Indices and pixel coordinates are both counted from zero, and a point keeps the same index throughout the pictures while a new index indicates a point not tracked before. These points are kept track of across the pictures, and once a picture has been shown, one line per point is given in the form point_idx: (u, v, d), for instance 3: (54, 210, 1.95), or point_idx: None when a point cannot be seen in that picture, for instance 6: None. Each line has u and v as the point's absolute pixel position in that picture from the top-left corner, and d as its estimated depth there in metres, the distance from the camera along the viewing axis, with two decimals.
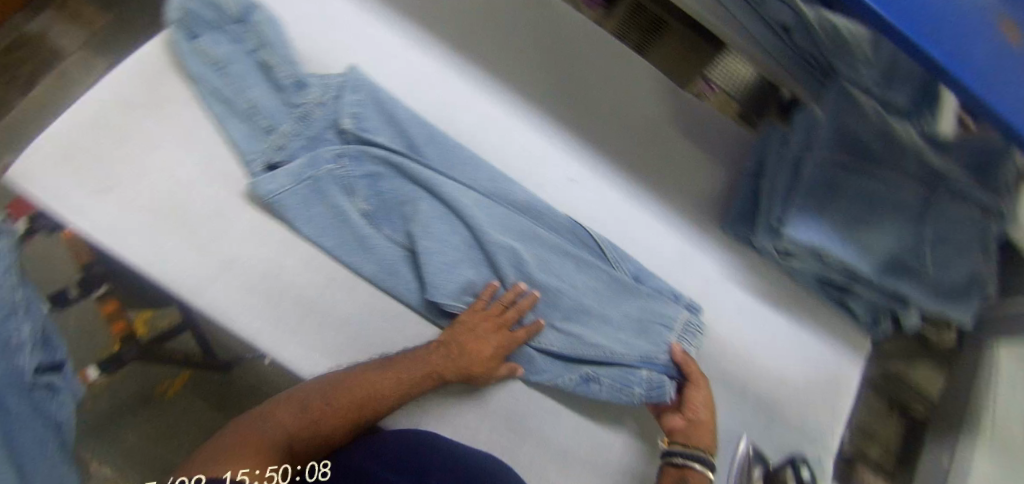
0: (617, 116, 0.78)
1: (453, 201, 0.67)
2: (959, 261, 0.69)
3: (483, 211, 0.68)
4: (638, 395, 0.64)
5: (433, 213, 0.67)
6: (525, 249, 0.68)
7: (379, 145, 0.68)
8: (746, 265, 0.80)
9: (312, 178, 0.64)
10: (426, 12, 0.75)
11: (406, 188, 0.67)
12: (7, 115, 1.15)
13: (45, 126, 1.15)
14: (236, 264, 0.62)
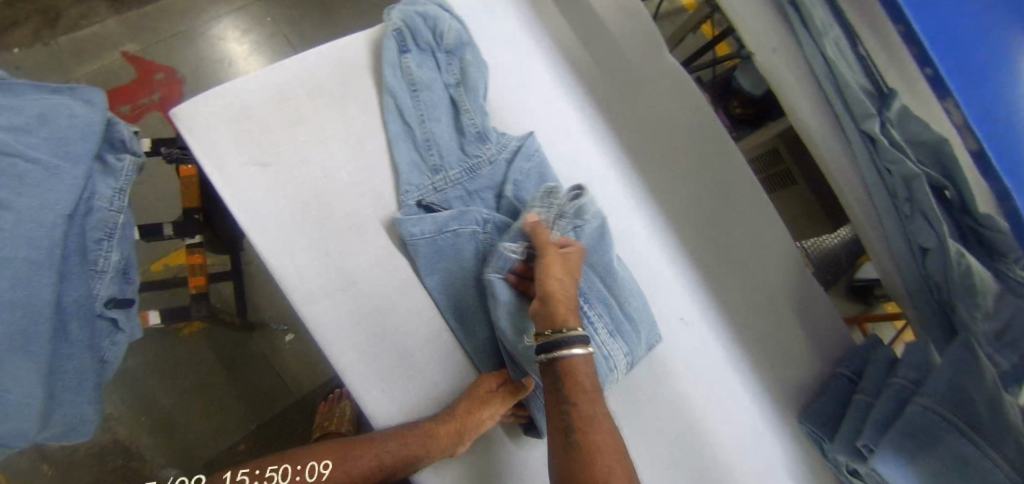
0: (743, 273, 0.79)
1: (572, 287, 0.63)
2: None
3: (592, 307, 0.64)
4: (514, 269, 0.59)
5: None
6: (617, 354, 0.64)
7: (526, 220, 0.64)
8: (816, 469, 0.76)
9: (455, 232, 0.61)
10: (609, 112, 0.77)
11: None
12: (167, 22, 1.21)
13: (197, 45, 1.21)
14: (354, 288, 0.59)
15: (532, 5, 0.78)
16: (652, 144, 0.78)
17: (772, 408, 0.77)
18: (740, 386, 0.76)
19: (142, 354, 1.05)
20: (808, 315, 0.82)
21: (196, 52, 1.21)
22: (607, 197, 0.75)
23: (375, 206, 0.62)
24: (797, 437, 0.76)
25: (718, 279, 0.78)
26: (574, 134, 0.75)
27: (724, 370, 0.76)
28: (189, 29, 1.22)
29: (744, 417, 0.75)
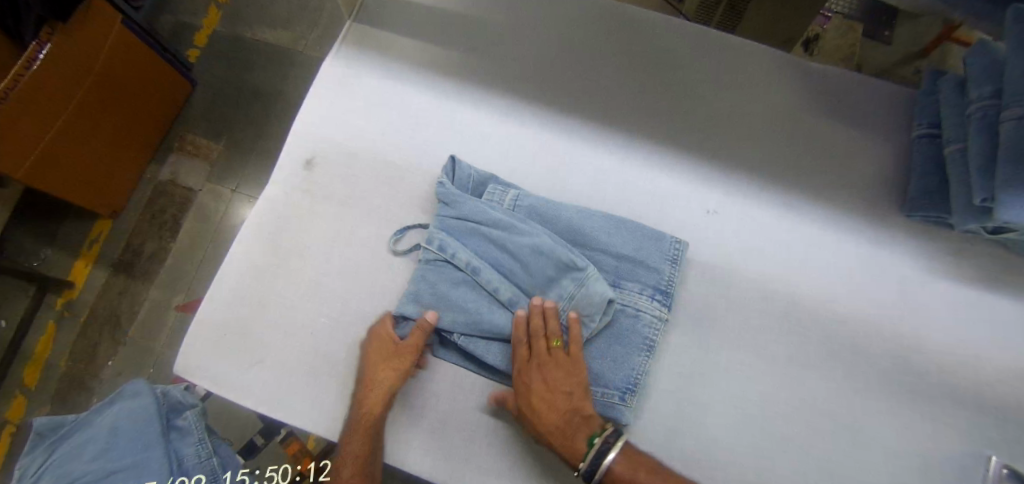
0: (738, 118, 0.68)
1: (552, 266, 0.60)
2: None
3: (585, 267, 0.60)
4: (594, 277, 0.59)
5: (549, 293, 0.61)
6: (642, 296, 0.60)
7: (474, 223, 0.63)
8: (945, 248, 0.65)
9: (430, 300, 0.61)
10: (502, 76, 0.70)
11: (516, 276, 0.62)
12: (155, 265, 1.28)
13: (188, 264, 1.27)
14: (391, 404, 0.61)
15: (366, 42, 0.72)
16: (562, 78, 0.70)
17: (861, 222, 0.66)
18: (817, 229, 0.65)
19: None
20: (840, 107, 0.69)
21: (194, 269, 1.27)
22: (555, 157, 0.67)
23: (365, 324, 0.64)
24: (905, 232, 0.66)
25: (718, 142, 0.67)
26: (481, 126, 0.69)
27: (788, 223, 0.65)
28: (178, 256, 1.28)
29: (842, 255, 0.64)
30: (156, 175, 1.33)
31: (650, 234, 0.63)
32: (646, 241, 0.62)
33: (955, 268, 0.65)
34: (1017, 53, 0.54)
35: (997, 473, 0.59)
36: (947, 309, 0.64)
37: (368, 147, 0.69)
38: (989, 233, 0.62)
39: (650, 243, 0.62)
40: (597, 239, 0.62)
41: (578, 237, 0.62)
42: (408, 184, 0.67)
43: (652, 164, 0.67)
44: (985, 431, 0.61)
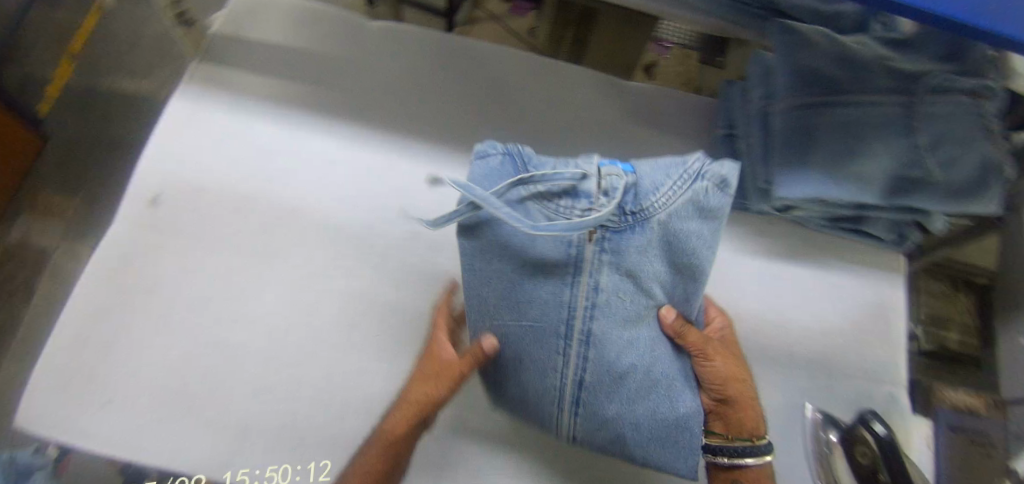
0: (568, 133, 0.78)
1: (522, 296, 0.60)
2: (968, 154, 0.63)
3: (546, 294, 0.60)
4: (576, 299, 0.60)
5: (551, 312, 0.60)
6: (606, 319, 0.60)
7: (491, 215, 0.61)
8: (749, 228, 0.76)
9: (519, 281, 0.60)
10: (351, 106, 0.75)
11: (525, 289, 0.60)
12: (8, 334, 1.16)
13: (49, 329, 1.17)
14: (252, 430, 0.62)
15: (214, 79, 0.74)
16: (408, 106, 0.76)
17: None
18: None
19: None
20: (654, 117, 0.80)
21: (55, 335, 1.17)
22: (404, 178, 0.72)
23: (223, 353, 0.64)
24: None
25: (552, 155, 0.76)
26: (333, 153, 0.72)
27: None
28: (35, 322, 1.17)
29: None
30: (5, 236, 1.22)
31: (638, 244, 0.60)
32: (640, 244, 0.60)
33: (759, 244, 0.76)
34: (782, 60, 0.67)
35: (815, 418, 0.69)
36: (755, 280, 0.74)
37: (218, 182, 0.70)
38: (777, 212, 0.73)
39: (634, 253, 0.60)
40: (583, 255, 0.60)
41: (570, 258, 0.60)
42: (262, 211, 0.69)
43: None
44: (793, 381, 0.71)
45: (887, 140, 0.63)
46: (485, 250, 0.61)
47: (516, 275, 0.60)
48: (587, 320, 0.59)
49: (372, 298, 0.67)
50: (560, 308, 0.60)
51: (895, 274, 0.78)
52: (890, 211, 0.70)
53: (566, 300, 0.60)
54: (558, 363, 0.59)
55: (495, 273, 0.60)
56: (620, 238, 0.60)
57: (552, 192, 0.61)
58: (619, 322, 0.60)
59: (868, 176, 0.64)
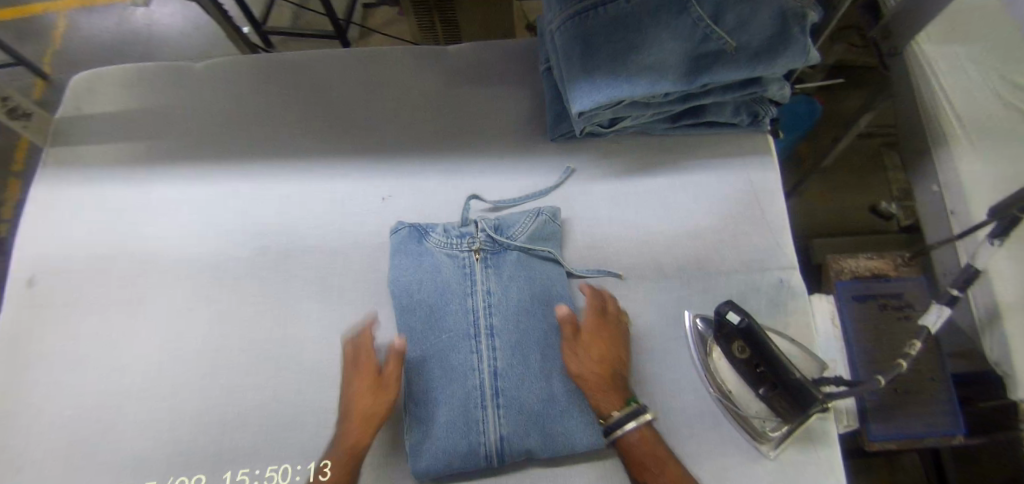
0: (395, 112, 0.78)
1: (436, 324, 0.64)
2: (754, 14, 0.60)
3: (451, 323, 0.63)
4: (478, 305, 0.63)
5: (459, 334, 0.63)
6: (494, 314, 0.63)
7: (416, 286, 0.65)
8: (592, 154, 0.74)
9: (410, 262, 0.67)
10: (189, 147, 0.78)
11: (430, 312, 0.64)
12: None
13: None
14: (140, 465, 0.65)
15: (65, 158, 0.80)
16: (240, 131, 0.79)
17: (516, 157, 0.74)
18: (480, 178, 0.73)
19: None
20: (478, 73, 0.79)
21: None
22: (246, 200, 0.75)
23: (105, 403, 0.68)
24: (555, 152, 0.74)
25: (382, 137, 0.77)
26: (178, 195, 0.76)
27: (455, 181, 0.73)
28: None
29: (507, 189, 0.72)
30: None
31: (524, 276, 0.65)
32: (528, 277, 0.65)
33: (605, 166, 0.74)
34: None
35: (695, 325, 0.65)
36: (608, 201, 0.72)
37: (81, 250, 0.75)
38: (606, 129, 0.71)
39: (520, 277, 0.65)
40: (497, 323, 0.63)
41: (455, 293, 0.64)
42: (125, 265, 0.74)
43: (330, 176, 0.75)
44: (667, 292, 0.68)
45: (666, 23, 0.61)
46: (399, 249, 0.68)
47: (441, 290, 0.65)
48: (488, 320, 0.63)
49: (233, 318, 0.70)
50: (463, 316, 0.63)
51: (761, 157, 0.74)
52: (716, 93, 0.67)
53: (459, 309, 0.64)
54: (473, 363, 0.62)
55: (400, 271, 0.66)
56: (502, 268, 0.65)
57: (449, 268, 0.66)
58: (511, 317, 0.63)
59: (659, 64, 0.61)
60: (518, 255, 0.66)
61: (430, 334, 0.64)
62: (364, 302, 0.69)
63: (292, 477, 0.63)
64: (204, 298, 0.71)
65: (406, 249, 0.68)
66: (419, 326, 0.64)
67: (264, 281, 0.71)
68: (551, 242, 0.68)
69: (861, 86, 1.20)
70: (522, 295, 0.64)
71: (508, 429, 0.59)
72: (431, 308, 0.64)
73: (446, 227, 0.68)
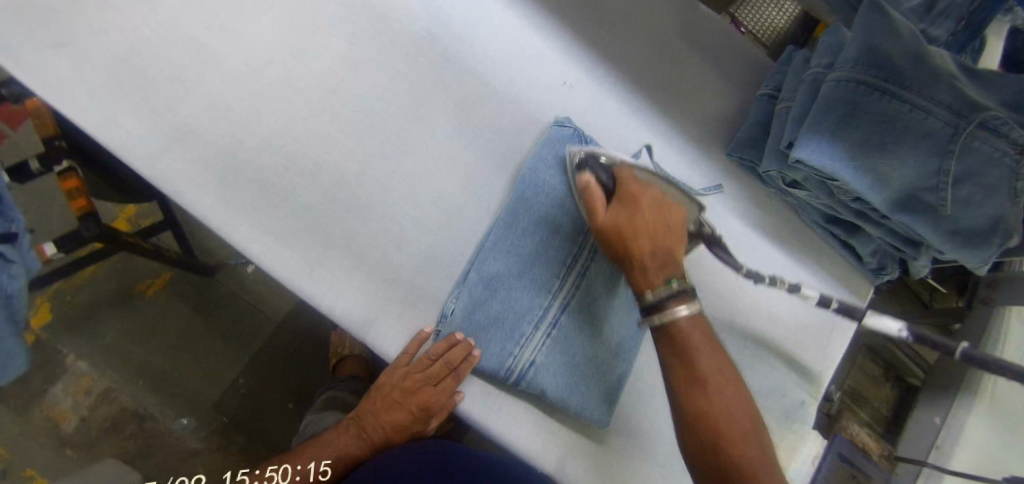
0: (622, 20, 0.73)
1: (543, 233, 0.63)
2: (986, 202, 0.62)
3: (554, 242, 0.63)
4: (587, 247, 0.63)
5: (556, 257, 0.62)
6: (593, 265, 0.63)
7: (548, 184, 0.64)
8: (745, 192, 0.74)
9: (559, 157, 0.64)
10: None
11: (546, 219, 0.63)
12: None
13: None
14: (192, 136, 0.59)
15: None
16: None
17: (689, 145, 0.73)
18: (649, 136, 0.71)
19: (102, 285, 1.13)
20: (708, 49, 0.76)
21: None
22: None
23: (191, 54, 0.60)
24: (720, 167, 0.74)
25: (597, 31, 0.72)
26: None
27: (629, 122, 0.71)
28: None
29: (665, 163, 0.71)
30: None
31: None
32: None
33: (745, 210, 0.74)
34: (859, 36, 0.63)
35: None
36: (729, 241, 0.72)
37: None
38: (784, 186, 0.71)
39: None
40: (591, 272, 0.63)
41: (573, 219, 0.64)
42: None
43: (530, 28, 0.70)
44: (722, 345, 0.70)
45: (919, 151, 0.62)
46: (555, 143, 0.65)
47: (564, 209, 0.63)
48: (586, 264, 0.63)
49: (362, 76, 0.64)
50: (570, 247, 0.63)
51: (860, 300, 0.77)
52: (885, 232, 0.69)
53: (573, 236, 0.63)
54: (551, 288, 0.62)
55: (549, 158, 0.64)
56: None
57: None
58: (606, 275, 0.64)
59: (886, 177, 0.63)
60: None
61: (533, 239, 0.62)
62: (485, 160, 0.65)
63: (291, 256, 0.58)
64: (346, 36, 0.64)
65: (561, 144, 0.65)
66: (527, 224, 0.62)
67: (412, 68, 0.65)
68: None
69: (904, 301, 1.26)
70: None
71: (541, 363, 0.60)
72: (549, 215, 0.63)
73: (607, 156, 0.65)
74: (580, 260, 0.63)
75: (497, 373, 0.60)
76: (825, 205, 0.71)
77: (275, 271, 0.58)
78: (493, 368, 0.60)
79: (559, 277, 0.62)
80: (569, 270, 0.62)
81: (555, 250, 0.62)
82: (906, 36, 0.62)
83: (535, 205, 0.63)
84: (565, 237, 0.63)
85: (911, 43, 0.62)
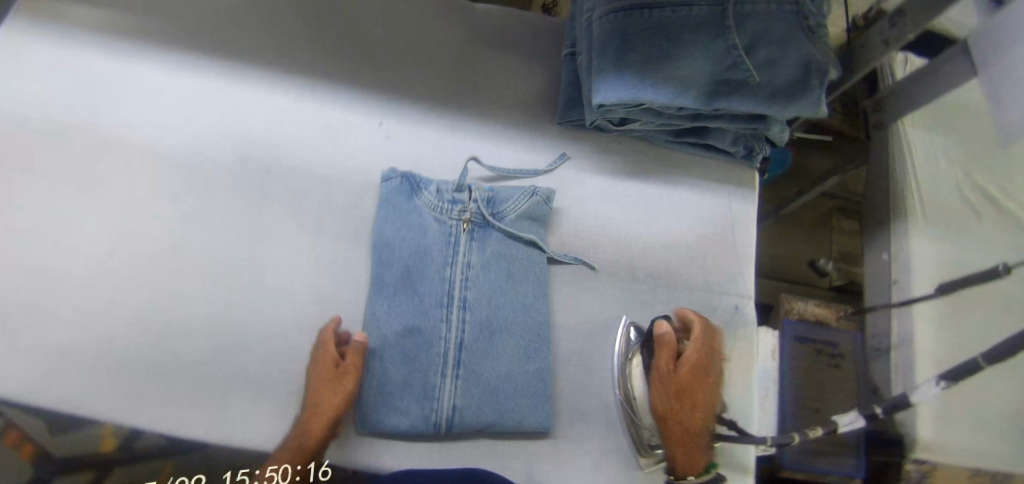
0: (409, 57, 0.76)
1: (410, 283, 0.64)
2: (784, 56, 0.63)
3: (425, 285, 0.64)
4: (457, 275, 0.64)
5: (433, 297, 0.63)
6: (471, 287, 0.64)
7: (396, 236, 0.65)
8: (594, 148, 0.76)
9: (396, 208, 0.66)
10: (184, 37, 0.73)
11: (407, 269, 0.64)
12: None
13: None
14: (68, 353, 0.61)
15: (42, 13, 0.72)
16: (242, 35, 0.74)
17: (521, 133, 0.75)
18: (480, 144, 0.73)
19: None
20: (500, 41, 0.79)
21: None
22: (232, 105, 0.71)
23: (40, 283, 0.63)
24: (560, 138, 0.75)
25: (391, 78, 0.75)
26: (161, 84, 0.71)
27: (457, 142, 0.73)
28: None
29: (506, 161, 0.73)
30: None
31: (505, 252, 0.66)
32: (511, 258, 0.66)
33: (602, 164, 0.75)
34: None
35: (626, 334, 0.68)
36: (598, 199, 0.74)
37: (43, 115, 0.69)
38: (616, 125, 0.72)
39: (497, 250, 0.66)
40: (472, 295, 0.64)
41: (433, 254, 0.65)
42: (88, 142, 0.68)
43: (327, 104, 0.73)
44: (637, 294, 0.71)
45: (702, 42, 0.63)
46: (387, 199, 0.67)
47: (421, 251, 0.65)
48: (463, 291, 0.64)
49: (198, 225, 0.67)
50: (442, 283, 0.64)
51: (747, 189, 0.78)
52: (725, 120, 0.70)
53: (439, 271, 0.64)
54: (441, 328, 0.62)
55: (386, 215, 0.66)
56: (488, 242, 0.66)
57: (437, 230, 0.66)
58: (488, 290, 0.65)
59: (688, 78, 0.63)
60: (503, 235, 0.67)
61: (403, 293, 0.63)
62: (338, 239, 0.68)
63: (201, 414, 0.61)
64: (169, 197, 0.67)
65: (394, 196, 0.67)
66: (393, 282, 0.63)
67: (238, 192, 0.68)
68: (536, 225, 0.69)
69: (833, 151, 1.28)
70: (502, 270, 0.66)
71: (462, 402, 0.60)
72: (410, 264, 0.64)
73: (439, 185, 0.68)
74: (455, 289, 0.64)
75: (427, 431, 0.60)
76: (661, 124, 0.72)
77: (192, 434, 0.60)
78: (417, 429, 0.60)
79: (444, 314, 0.63)
80: (451, 304, 0.63)
81: (429, 292, 0.63)
82: None
83: (392, 261, 0.64)
84: (433, 275, 0.64)
85: None
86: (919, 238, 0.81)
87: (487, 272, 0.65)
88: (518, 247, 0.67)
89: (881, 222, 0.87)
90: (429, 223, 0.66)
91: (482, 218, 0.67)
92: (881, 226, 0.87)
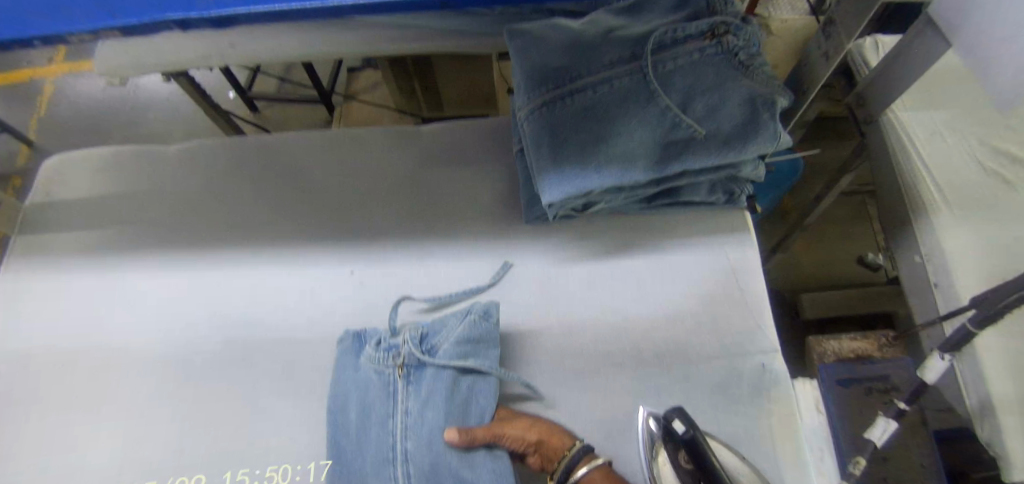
0: (367, 195, 0.77)
1: (353, 444, 0.62)
2: (722, 101, 0.59)
3: (368, 443, 0.61)
4: (400, 424, 0.62)
5: (376, 454, 0.61)
6: (411, 436, 0.61)
7: (341, 390, 0.64)
8: (568, 235, 0.74)
9: (347, 363, 0.66)
10: (160, 233, 0.77)
11: (349, 427, 0.62)
12: None
13: None
14: None
15: (33, 246, 0.78)
16: (211, 216, 0.78)
17: (490, 240, 0.73)
18: (451, 262, 0.72)
19: None
20: (449, 155, 0.80)
21: None
22: (211, 290, 0.73)
23: None
24: (530, 234, 0.73)
25: (353, 220, 0.76)
26: (143, 285, 0.74)
27: (428, 266, 0.72)
28: None
29: (480, 273, 0.71)
30: None
31: (442, 384, 0.63)
32: (455, 393, 0.63)
33: (579, 249, 0.73)
34: (515, 66, 0.65)
35: (647, 424, 0.62)
36: (584, 287, 0.70)
37: (44, 343, 0.73)
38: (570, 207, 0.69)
39: (435, 387, 0.63)
40: (414, 444, 0.60)
41: (369, 410, 0.63)
42: (86, 359, 0.71)
43: (299, 265, 0.74)
44: (648, 379, 0.65)
45: (632, 112, 0.60)
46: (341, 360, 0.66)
47: (363, 405, 0.63)
48: (405, 442, 0.61)
49: (197, 417, 0.67)
50: (386, 436, 0.61)
51: (740, 234, 0.73)
52: (692, 176, 0.66)
53: (382, 424, 0.62)
54: None
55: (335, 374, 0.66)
56: (421, 383, 0.63)
57: (377, 377, 0.64)
58: (429, 433, 0.60)
59: (629, 153, 0.60)
60: (438, 369, 0.64)
61: (350, 454, 0.61)
62: None
63: None
64: (167, 396, 0.69)
65: (344, 354, 0.67)
66: (342, 444, 0.62)
67: (230, 377, 0.69)
68: (480, 346, 0.65)
69: (838, 145, 1.28)
70: (443, 410, 0.61)
71: None
72: (354, 422, 0.62)
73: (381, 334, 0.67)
74: (395, 440, 0.61)
75: None
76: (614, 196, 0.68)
77: None
78: None
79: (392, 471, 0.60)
80: (396, 459, 0.60)
81: (373, 451, 0.61)
82: (552, 40, 0.64)
83: (343, 420, 0.63)
84: (375, 432, 0.62)
85: (557, 41, 0.64)
86: (950, 230, 0.72)
87: (428, 412, 0.62)
88: (455, 376, 0.63)
89: (901, 222, 0.79)
90: (365, 373, 0.65)
91: (415, 352, 0.64)
92: (902, 226, 0.79)
